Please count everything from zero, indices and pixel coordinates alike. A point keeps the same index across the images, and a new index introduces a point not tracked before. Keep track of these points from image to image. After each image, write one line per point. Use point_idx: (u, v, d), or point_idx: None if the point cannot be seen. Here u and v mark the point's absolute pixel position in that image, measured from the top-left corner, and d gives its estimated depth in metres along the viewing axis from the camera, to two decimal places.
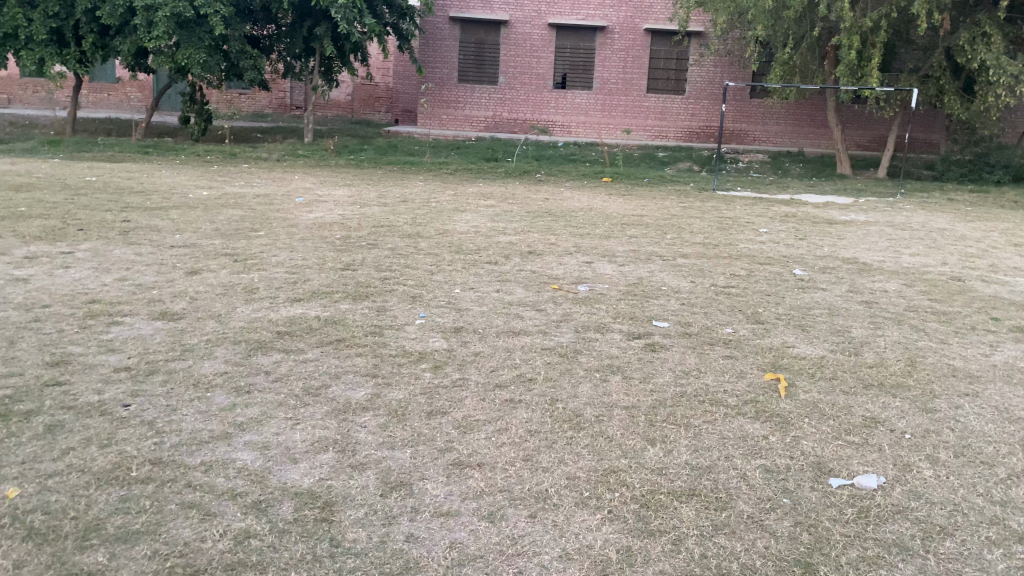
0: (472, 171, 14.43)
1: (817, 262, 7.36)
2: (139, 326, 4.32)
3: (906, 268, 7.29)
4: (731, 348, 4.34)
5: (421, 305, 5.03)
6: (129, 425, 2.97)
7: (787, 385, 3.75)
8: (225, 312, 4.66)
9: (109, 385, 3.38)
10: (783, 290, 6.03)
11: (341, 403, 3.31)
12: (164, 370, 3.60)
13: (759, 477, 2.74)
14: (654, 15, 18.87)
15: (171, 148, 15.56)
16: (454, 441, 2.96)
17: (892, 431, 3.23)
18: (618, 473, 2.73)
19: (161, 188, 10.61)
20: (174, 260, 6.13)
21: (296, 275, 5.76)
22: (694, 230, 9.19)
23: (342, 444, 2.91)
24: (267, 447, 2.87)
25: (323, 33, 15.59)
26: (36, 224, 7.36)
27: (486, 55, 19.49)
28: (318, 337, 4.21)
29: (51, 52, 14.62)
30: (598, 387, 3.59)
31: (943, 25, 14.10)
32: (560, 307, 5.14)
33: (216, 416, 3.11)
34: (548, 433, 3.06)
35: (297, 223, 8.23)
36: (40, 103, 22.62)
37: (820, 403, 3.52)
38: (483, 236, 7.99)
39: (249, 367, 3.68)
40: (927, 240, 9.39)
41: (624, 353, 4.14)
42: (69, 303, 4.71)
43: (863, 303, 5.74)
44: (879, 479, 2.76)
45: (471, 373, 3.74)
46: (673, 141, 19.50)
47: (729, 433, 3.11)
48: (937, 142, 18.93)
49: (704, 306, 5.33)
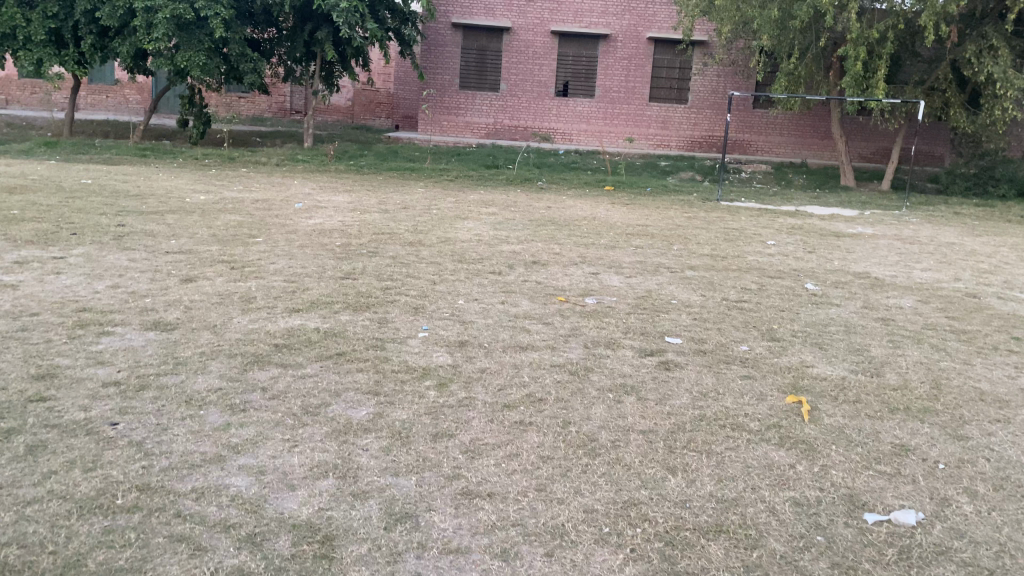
0: (473, 178, 14.28)
1: (828, 276, 7.21)
2: (130, 336, 4.14)
3: (918, 284, 7.14)
4: (749, 367, 4.17)
5: (424, 317, 4.85)
6: (115, 446, 2.78)
7: (809, 408, 3.58)
8: (221, 323, 4.48)
9: (96, 401, 3.20)
10: (796, 305, 5.87)
11: (342, 423, 3.12)
12: (155, 385, 3.41)
13: (789, 512, 2.57)
14: (658, 24, 18.75)
15: (168, 151, 15.38)
16: (462, 468, 2.78)
17: (924, 460, 3.06)
18: (639, 506, 2.56)
19: (158, 192, 10.43)
20: (169, 266, 5.95)
21: (295, 283, 5.59)
22: (700, 241, 9.05)
23: (342, 469, 2.73)
24: (263, 472, 2.68)
25: (324, 38, 15.44)
26: (29, 227, 7.18)
27: (489, 62, 19.34)
28: (317, 351, 4.02)
29: (49, 53, 14.45)
30: (613, 409, 3.41)
31: (949, 38, 13.85)
32: (568, 321, 4.95)
33: (209, 437, 2.92)
34: (562, 459, 2.88)
35: (297, 229, 8.08)
36: (38, 104, 22.45)
37: (846, 429, 3.35)
38: (487, 245, 7.83)
39: (245, 383, 3.50)
40: (937, 254, 9.25)
41: (637, 371, 3.97)
42: (58, 312, 4.53)
43: (879, 320, 5.57)
44: (918, 515, 2.59)
45: (478, 391, 3.56)
46: (675, 150, 19.35)
47: (753, 462, 2.94)
48: (942, 155, 18.78)
49: (717, 322, 5.16)
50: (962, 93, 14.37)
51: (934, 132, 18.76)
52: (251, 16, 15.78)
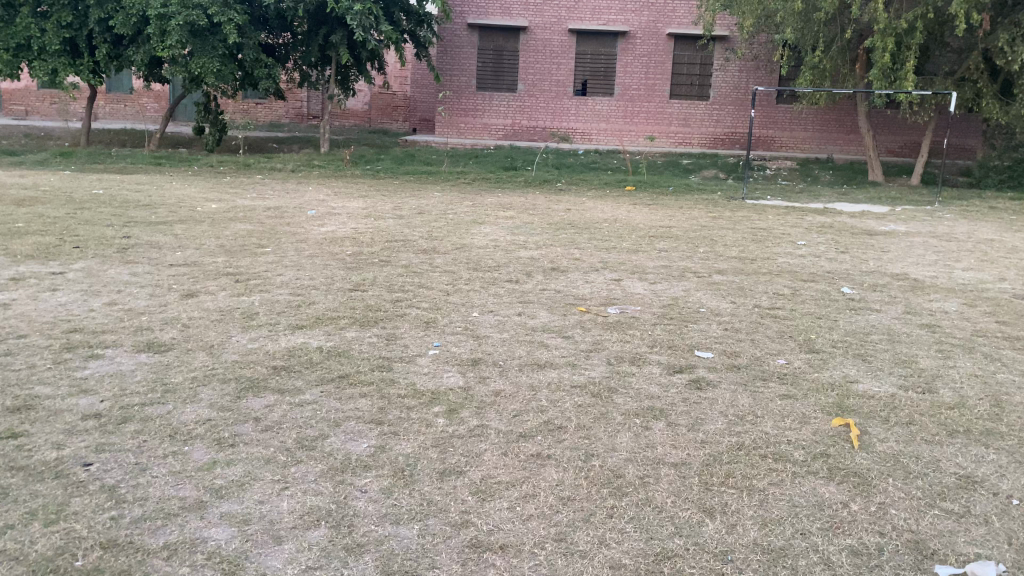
0: (491, 180, 13.98)
1: (864, 279, 6.81)
2: (120, 360, 3.87)
3: (961, 285, 6.72)
4: (788, 385, 3.83)
5: (435, 333, 4.54)
6: (84, 492, 2.50)
7: (859, 432, 3.23)
8: (219, 343, 4.19)
9: (71, 437, 2.91)
10: (834, 311, 5.50)
11: (340, 460, 2.81)
12: (138, 418, 3.12)
13: (848, 565, 2.25)
14: (678, 20, 18.39)
15: (184, 159, 15.20)
16: (471, 513, 2.47)
17: (996, 496, 2.70)
18: (674, 560, 2.25)
19: (169, 201, 10.21)
20: (171, 280, 5.70)
21: (301, 297, 5.29)
22: (728, 242, 8.66)
23: (335, 516, 2.43)
24: (247, 521, 2.39)
25: (339, 41, 15.18)
26: (32, 240, 6.97)
27: (506, 62, 19.03)
28: (319, 373, 3.73)
29: (64, 63, 14.30)
30: (640, 438, 3.07)
31: (982, 26, 13.39)
32: (589, 334, 4.63)
33: (191, 479, 2.62)
34: (585, 501, 2.56)
35: (307, 238, 7.84)
36: (56, 114, 22.49)
37: (901, 456, 3.01)
38: (503, 251, 7.50)
39: (237, 413, 3.20)
40: (976, 252, 8.81)
41: (666, 393, 3.63)
42: (48, 333, 4.26)
43: (924, 327, 5.18)
44: (998, 567, 2.25)
45: (492, 418, 3.24)
46: (697, 147, 18.95)
47: (802, 500, 2.61)
48: (974, 148, 18.24)
49: (750, 333, 4.81)
50: (994, 83, 13.88)
51: (965, 124, 18.23)
52: (266, 22, 15.62)
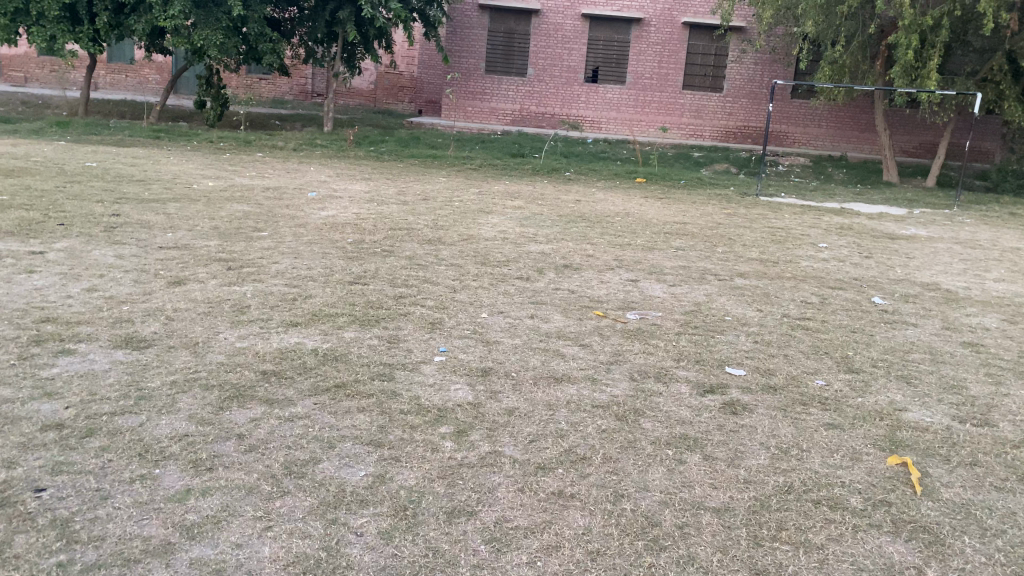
0: (498, 167, 13.55)
1: (894, 288, 6.42)
2: (92, 357, 3.49)
3: (996, 298, 6.36)
4: (831, 412, 3.46)
5: (441, 336, 4.16)
6: (31, 528, 2.14)
7: (918, 473, 2.87)
8: (204, 341, 3.80)
9: (25, 454, 2.55)
10: (867, 325, 5.11)
11: (332, 493, 2.43)
12: (106, 431, 2.74)
13: None
14: (694, 8, 17.90)
15: (183, 133, 14.77)
16: (484, 569, 2.10)
17: None
18: None
19: (165, 177, 9.81)
20: (159, 265, 5.31)
21: (296, 289, 4.91)
22: (745, 243, 8.26)
23: (323, 569, 2.06)
24: (221, 570, 2.03)
25: (346, 17, 14.65)
26: (14, 216, 6.56)
27: (517, 46, 18.56)
28: (312, 381, 3.35)
29: (63, 29, 13.78)
30: (675, 475, 2.70)
31: (1010, 26, 12.90)
32: (607, 343, 4.25)
33: (159, 513, 2.25)
34: (619, 558, 2.19)
35: (305, 222, 7.43)
36: (56, 83, 22.04)
37: (972, 508, 2.64)
38: (512, 244, 7.11)
39: (219, 428, 2.82)
40: (1005, 261, 8.42)
41: (698, 418, 3.25)
42: (17, 323, 3.88)
43: (967, 346, 4.79)
44: None
45: (505, 444, 2.86)
46: (708, 140, 18.48)
47: (867, 563, 2.26)
48: (992, 151, 17.84)
49: (782, 347, 4.43)
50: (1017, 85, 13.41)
51: (984, 126, 17.78)
52: None
